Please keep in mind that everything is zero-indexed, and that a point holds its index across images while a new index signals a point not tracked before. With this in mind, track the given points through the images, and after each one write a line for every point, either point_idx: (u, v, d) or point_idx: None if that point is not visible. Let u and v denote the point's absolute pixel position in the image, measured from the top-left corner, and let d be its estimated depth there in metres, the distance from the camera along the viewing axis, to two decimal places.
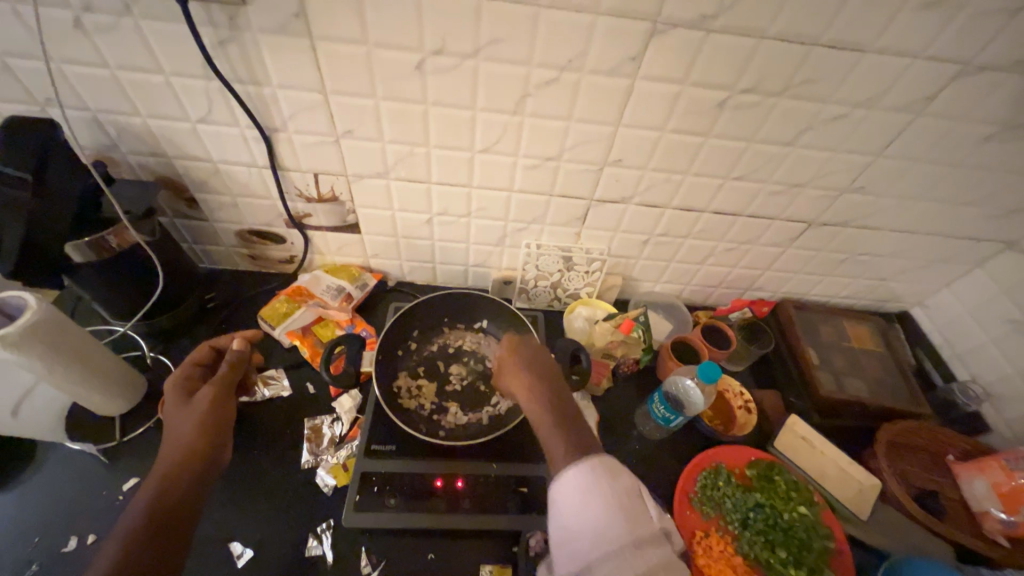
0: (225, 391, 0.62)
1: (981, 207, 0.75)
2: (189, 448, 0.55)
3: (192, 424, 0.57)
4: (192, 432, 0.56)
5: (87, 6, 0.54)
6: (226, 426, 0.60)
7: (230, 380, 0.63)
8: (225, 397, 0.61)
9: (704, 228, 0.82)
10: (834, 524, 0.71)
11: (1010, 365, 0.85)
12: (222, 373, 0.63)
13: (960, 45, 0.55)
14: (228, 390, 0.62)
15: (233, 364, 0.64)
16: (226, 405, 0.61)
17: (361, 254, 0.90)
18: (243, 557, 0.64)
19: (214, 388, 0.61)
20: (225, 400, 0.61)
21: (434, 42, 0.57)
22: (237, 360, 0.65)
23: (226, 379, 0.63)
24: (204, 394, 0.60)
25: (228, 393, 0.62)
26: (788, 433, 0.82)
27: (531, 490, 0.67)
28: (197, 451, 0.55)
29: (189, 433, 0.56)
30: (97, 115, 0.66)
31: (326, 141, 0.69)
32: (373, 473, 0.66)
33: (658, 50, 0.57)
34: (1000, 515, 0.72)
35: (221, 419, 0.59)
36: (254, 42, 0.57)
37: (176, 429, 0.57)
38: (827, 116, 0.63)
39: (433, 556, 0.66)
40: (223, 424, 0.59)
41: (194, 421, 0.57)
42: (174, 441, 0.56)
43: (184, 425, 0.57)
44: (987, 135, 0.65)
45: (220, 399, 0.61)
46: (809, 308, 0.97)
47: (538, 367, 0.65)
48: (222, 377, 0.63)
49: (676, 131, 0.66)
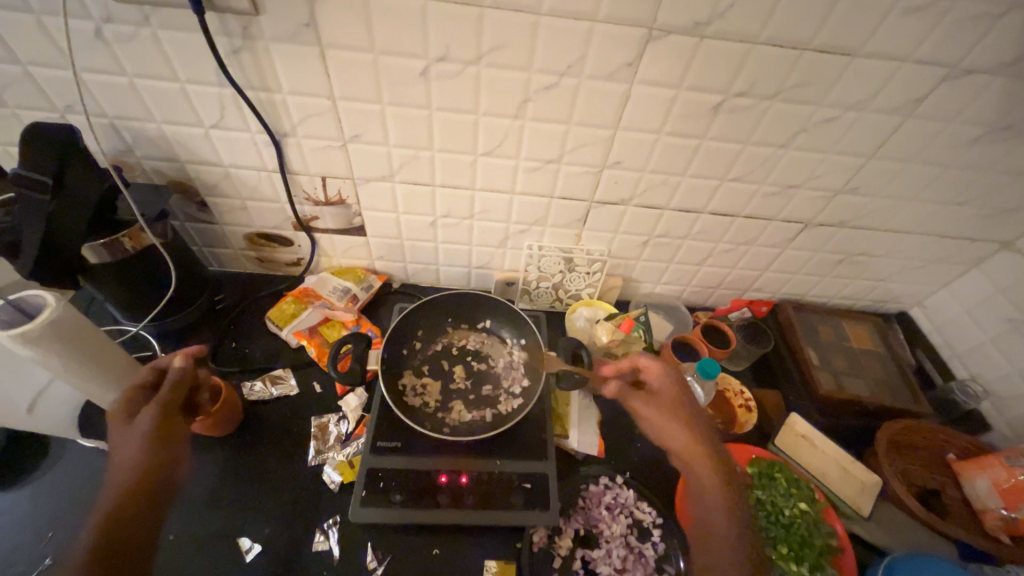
0: (169, 410, 0.58)
1: (974, 208, 0.77)
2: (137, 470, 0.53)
3: (136, 446, 0.55)
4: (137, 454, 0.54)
5: (108, 17, 0.56)
6: (178, 444, 0.57)
7: (173, 399, 0.59)
8: (168, 418, 0.58)
9: (702, 229, 0.83)
10: (836, 522, 0.71)
11: (1008, 364, 0.85)
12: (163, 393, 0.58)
13: (945, 50, 0.57)
14: (170, 409, 0.58)
15: (175, 382, 0.59)
16: (170, 424, 0.57)
17: (366, 257, 0.92)
18: (252, 552, 0.65)
19: (154, 409, 0.57)
20: (170, 418, 0.58)
21: (438, 50, 0.59)
22: (179, 378, 0.60)
23: (168, 400, 0.58)
24: (144, 415, 0.56)
25: (173, 412, 0.59)
26: (789, 432, 0.83)
27: (534, 486, 0.68)
28: (145, 475, 0.53)
29: (129, 465, 0.53)
30: (114, 122, 0.68)
31: (334, 145, 0.71)
32: (378, 469, 0.67)
33: (654, 54, 0.59)
34: (1002, 511, 0.73)
35: (166, 439, 0.56)
36: (266, 51, 0.60)
37: (120, 456, 0.54)
38: (819, 119, 0.65)
39: (438, 551, 0.67)
40: (173, 443, 0.57)
41: (141, 445, 0.55)
42: (120, 468, 0.53)
43: (127, 452, 0.54)
44: (976, 136, 0.66)
45: (161, 419, 0.57)
46: (807, 308, 0.98)
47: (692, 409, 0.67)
48: (162, 402, 0.58)
49: (672, 134, 0.68)
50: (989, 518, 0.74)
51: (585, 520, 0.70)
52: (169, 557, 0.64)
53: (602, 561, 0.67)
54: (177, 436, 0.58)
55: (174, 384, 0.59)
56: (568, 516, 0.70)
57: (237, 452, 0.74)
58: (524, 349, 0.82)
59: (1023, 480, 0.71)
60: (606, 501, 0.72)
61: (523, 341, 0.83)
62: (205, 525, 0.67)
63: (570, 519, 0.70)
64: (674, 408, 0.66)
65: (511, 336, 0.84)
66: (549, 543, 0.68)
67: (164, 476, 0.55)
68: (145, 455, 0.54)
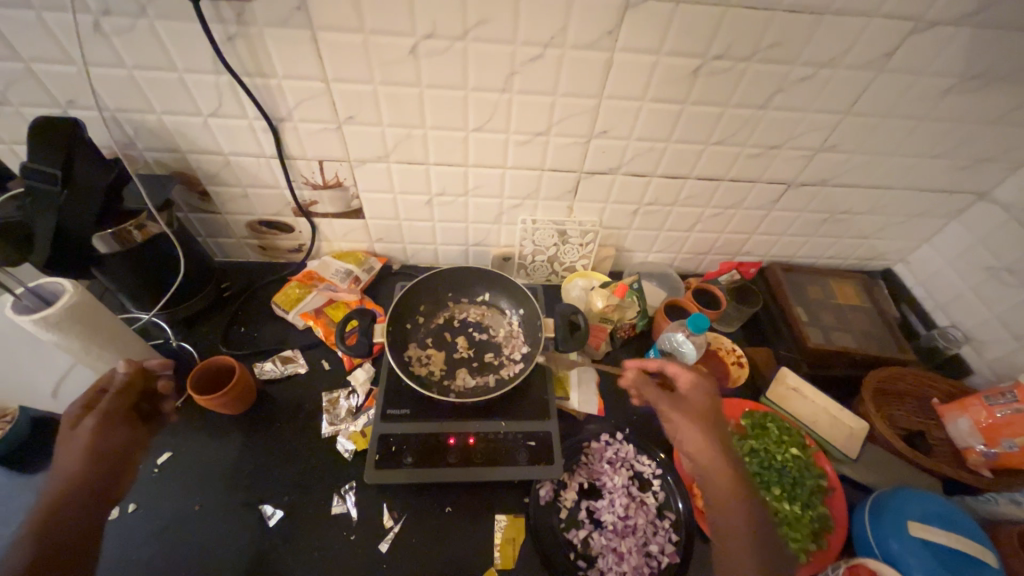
0: (111, 417, 0.61)
1: (947, 159, 0.80)
2: (73, 474, 0.55)
3: (78, 451, 0.57)
4: (80, 460, 0.56)
5: (106, 10, 0.58)
6: (121, 450, 0.60)
7: (116, 408, 0.62)
8: (115, 426, 0.61)
9: (689, 195, 0.86)
10: (825, 463, 0.75)
11: (987, 310, 0.89)
12: (107, 402, 0.61)
13: (911, 4, 0.60)
14: (114, 418, 0.61)
15: (118, 391, 0.62)
16: (112, 431, 0.60)
17: (366, 240, 0.95)
18: (275, 517, 0.69)
19: (98, 416, 0.60)
20: (113, 424, 0.61)
21: (426, 27, 0.61)
22: (122, 386, 0.63)
23: (111, 407, 0.61)
24: (87, 423, 0.59)
25: (117, 417, 0.61)
26: (780, 384, 0.87)
27: (538, 443, 0.71)
28: (89, 470, 0.56)
29: (70, 468, 0.55)
30: (114, 115, 0.70)
31: (329, 127, 0.73)
32: (389, 434, 0.71)
33: (634, 22, 0.61)
34: (981, 448, 0.76)
35: (114, 445, 0.59)
36: (260, 37, 0.62)
37: (61, 459, 0.56)
38: (795, 78, 0.68)
39: (451, 509, 0.71)
40: (115, 449, 0.59)
41: (77, 451, 0.57)
42: (59, 472, 0.55)
43: (70, 458, 0.56)
44: (948, 87, 0.69)
45: (105, 425, 0.60)
46: (795, 269, 1.01)
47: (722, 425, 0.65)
48: (110, 405, 0.61)
49: (655, 101, 0.71)
50: (971, 455, 0.78)
51: (588, 474, 0.74)
52: (197, 525, 0.67)
53: (606, 510, 0.71)
54: (120, 441, 0.60)
55: (118, 392, 0.63)
56: (572, 470, 0.74)
57: (253, 428, 0.77)
58: (523, 318, 0.85)
59: (1000, 417, 0.75)
60: (608, 456, 0.76)
61: (522, 310, 0.86)
62: (226, 496, 0.70)
63: (575, 473, 0.74)
64: (707, 418, 0.65)
65: (511, 307, 0.88)
66: (555, 496, 0.72)
67: (107, 482, 0.57)
68: (87, 462, 0.56)
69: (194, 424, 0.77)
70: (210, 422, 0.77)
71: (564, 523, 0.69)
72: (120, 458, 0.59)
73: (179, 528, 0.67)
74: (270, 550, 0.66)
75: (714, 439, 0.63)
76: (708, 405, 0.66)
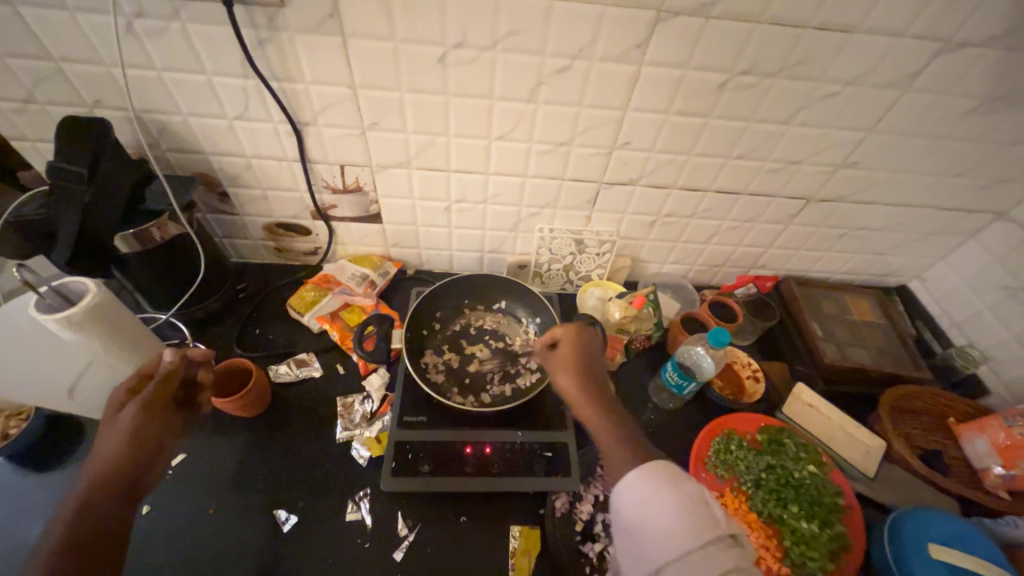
0: (153, 408, 0.59)
1: (969, 178, 0.80)
2: (107, 465, 0.53)
3: (117, 440, 0.55)
4: (118, 446, 0.55)
5: (140, 12, 0.59)
6: (156, 441, 0.58)
7: (160, 396, 0.60)
8: (154, 415, 0.59)
9: (708, 207, 0.86)
10: (840, 479, 0.75)
11: (1004, 329, 0.89)
12: (150, 390, 0.59)
13: (940, 24, 0.60)
14: (155, 407, 0.59)
15: (162, 380, 0.60)
16: (150, 422, 0.58)
17: (382, 244, 0.95)
18: (289, 522, 0.68)
19: (140, 403, 0.58)
20: (154, 414, 0.59)
21: (455, 36, 0.61)
22: (167, 373, 0.61)
23: (154, 396, 0.59)
24: (128, 409, 0.57)
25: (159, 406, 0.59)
26: (796, 400, 0.86)
27: (555, 454, 0.71)
28: (123, 462, 0.54)
29: (107, 458, 0.54)
30: (139, 115, 0.70)
31: (353, 133, 0.73)
32: (406, 442, 0.70)
33: (662, 36, 0.62)
34: (999, 469, 0.76)
35: (151, 436, 0.58)
36: (291, 42, 0.62)
37: (100, 446, 0.55)
38: (821, 94, 0.68)
39: (465, 519, 0.70)
40: (152, 441, 0.58)
41: (116, 441, 0.55)
42: (96, 460, 0.54)
43: (107, 447, 0.55)
44: (972, 107, 0.69)
45: (146, 414, 0.58)
46: (810, 283, 1.01)
47: (591, 363, 0.66)
48: (153, 393, 0.59)
49: (679, 114, 0.71)
50: (988, 476, 0.77)
51: (603, 486, 0.73)
52: (210, 528, 0.67)
53: None
54: (157, 432, 0.58)
55: (164, 379, 0.61)
56: (587, 483, 0.73)
57: (267, 432, 0.77)
58: (540, 327, 0.85)
59: (1018, 439, 0.74)
60: None
61: (539, 319, 0.86)
62: (240, 500, 0.70)
63: (590, 485, 0.73)
64: (569, 358, 0.66)
65: (527, 315, 0.88)
66: (571, 508, 0.71)
67: (140, 475, 0.55)
68: (124, 454, 0.55)
69: (208, 426, 0.76)
70: (224, 425, 0.77)
71: (579, 536, 0.68)
72: (154, 447, 0.57)
73: (193, 532, 0.66)
74: (283, 555, 0.65)
75: (578, 375, 0.64)
76: (573, 346, 0.68)
